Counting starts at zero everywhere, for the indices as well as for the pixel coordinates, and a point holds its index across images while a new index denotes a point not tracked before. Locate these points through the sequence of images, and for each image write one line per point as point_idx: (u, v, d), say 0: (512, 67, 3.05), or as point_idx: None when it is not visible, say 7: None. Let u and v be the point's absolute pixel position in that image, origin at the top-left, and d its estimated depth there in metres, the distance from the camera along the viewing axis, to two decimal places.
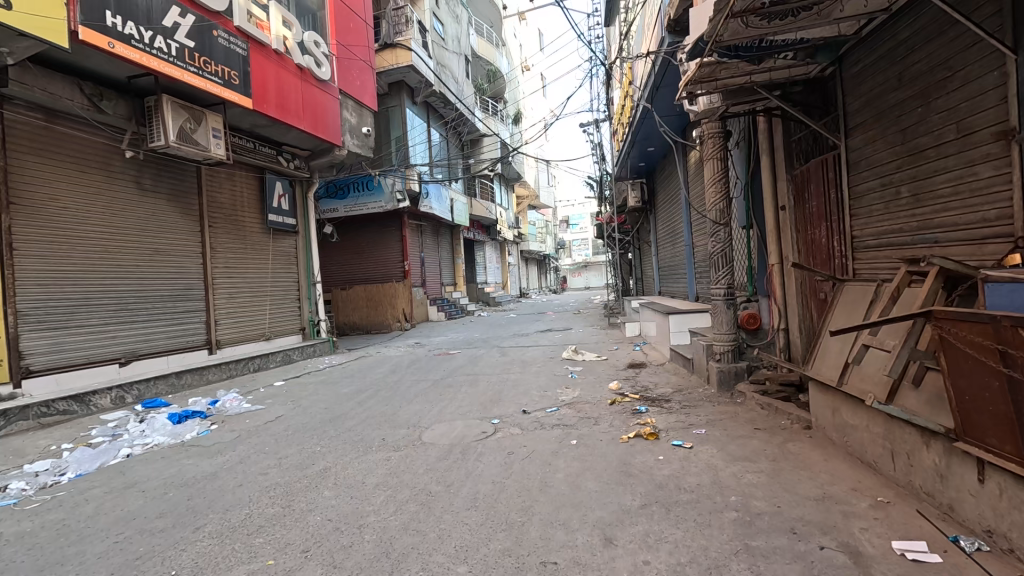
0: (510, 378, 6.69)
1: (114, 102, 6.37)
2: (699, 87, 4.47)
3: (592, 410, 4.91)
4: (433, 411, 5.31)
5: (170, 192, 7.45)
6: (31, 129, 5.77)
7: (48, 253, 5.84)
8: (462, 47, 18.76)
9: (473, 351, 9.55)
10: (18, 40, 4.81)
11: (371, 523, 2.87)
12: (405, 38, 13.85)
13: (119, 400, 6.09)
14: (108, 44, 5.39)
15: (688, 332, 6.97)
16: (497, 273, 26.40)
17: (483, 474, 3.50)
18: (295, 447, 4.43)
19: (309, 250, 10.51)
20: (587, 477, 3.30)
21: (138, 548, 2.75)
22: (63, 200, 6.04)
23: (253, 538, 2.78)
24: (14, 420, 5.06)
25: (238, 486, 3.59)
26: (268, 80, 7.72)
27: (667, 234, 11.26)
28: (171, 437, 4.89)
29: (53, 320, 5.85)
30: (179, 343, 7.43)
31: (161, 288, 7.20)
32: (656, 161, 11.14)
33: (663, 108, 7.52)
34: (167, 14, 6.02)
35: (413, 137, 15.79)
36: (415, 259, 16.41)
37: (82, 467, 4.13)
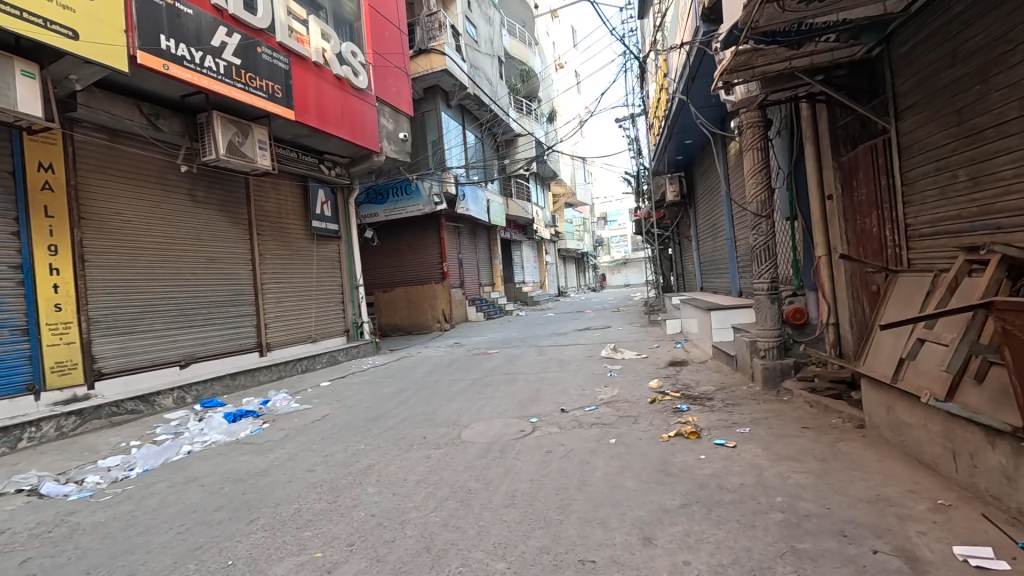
0: (548, 377, 6.70)
1: (169, 120, 6.79)
2: (736, 76, 4.36)
3: (631, 409, 4.85)
4: (472, 410, 5.38)
5: (221, 202, 7.86)
6: (97, 149, 6.21)
7: (115, 263, 6.28)
8: (495, 49, 18.89)
9: (512, 350, 9.62)
10: (84, 66, 5.21)
11: (413, 519, 2.94)
12: (439, 43, 14.09)
13: (180, 400, 6.47)
14: (163, 66, 5.74)
15: (731, 328, 6.77)
16: (535, 272, 26.42)
17: (522, 472, 3.53)
18: (340, 445, 4.59)
19: (351, 253, 10.83)
20: (626, 476, 3.27)
21: (198, 538, 2.93)
22: (127, 214, 6.47)
23: (303, 531, 2.91)
24: (88, 418, 5.48)
25: (288, 482, 3.75)
26: (309, 93, 8.02)
27: (707, 228, 10.96)
28: (227, 435, 5.17)
29: (121, 325, 6.28)
30: (233, 346, 7.83)
31: (216, 294, 7.61)
32: (695, 153, 10.87)
33: (701, 99, 7.34)
34: (215, 34, 6.36)
35: (449, 140, 16.02)
36: (453, 259, 16.62)
37: (149, 463, 4.44)
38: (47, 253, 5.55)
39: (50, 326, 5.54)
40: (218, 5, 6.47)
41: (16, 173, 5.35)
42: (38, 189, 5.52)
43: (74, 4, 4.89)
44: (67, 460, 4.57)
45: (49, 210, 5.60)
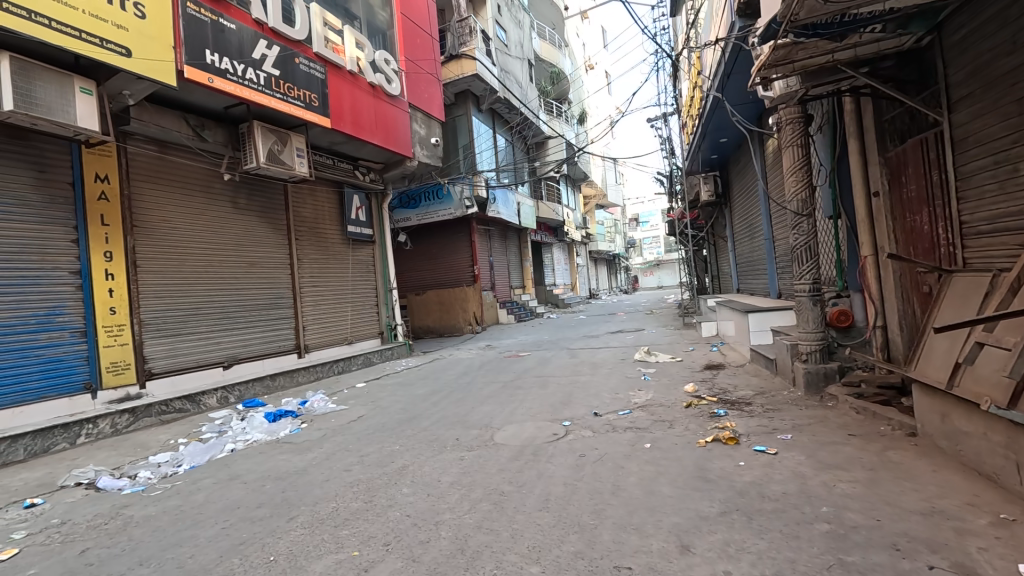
0: (580, 380, 6.65)
1: (213, 131, 7.10)
2: (774, 71, 4.23)
3: (665, 413, 4.76)
4: (504, 413, 5.39)
5: (262, 209, 8.15)
6: (149, 160, 6.54)
7: (164, 268, 6.58)
8: (525, 52, 18.94)
9: (543, 353, 9.59)
10: (137, 82, 5.50)
11: (447, 520, 2.97)
12: (469, 48, 14.22)
13: (224, 400, 6.73)
14: (208, 80, 6.00)
15: (769, 331, 6.57)
16: (566, 274, 26.27)
17: (555, 475, 3.51)
18: (375, 446, 4.67)
19: (385, 257, 11.03)
20: (662, 481, 3.20)
21: (241, 534, 3.03)
22: (175, 222, 6.79)
23: (340, 530, 2.97)
24: (140, 416, 5.76)
25: (325, 481, 3.84)
26: (344, 101, 8.22)
27: (744, 228, 10.67)
28: (268, 434, 5.34)
29: (169, 328, 6.57)
30: (273, 348, 8.08)
31: (256, 297, 7.88)
32: (730, 151, 10.58)
33: (736, 96, 7.16)
34: (256, 47, 6.61)
35: (480, 144, 16.14)
36: (484, 262, 16.73)
37: (195, 460, 4.62)
38: (103, 259, 5.86)
39: (106, 328, 5.84)
40: (259, 19, 6.72)
41: (76, 184, 5.69)
42: (95, 199, 5.85)
43: (128, 24, 5.18)
44: (121, 456, 4.82)
45: (105, 218, 5.92)
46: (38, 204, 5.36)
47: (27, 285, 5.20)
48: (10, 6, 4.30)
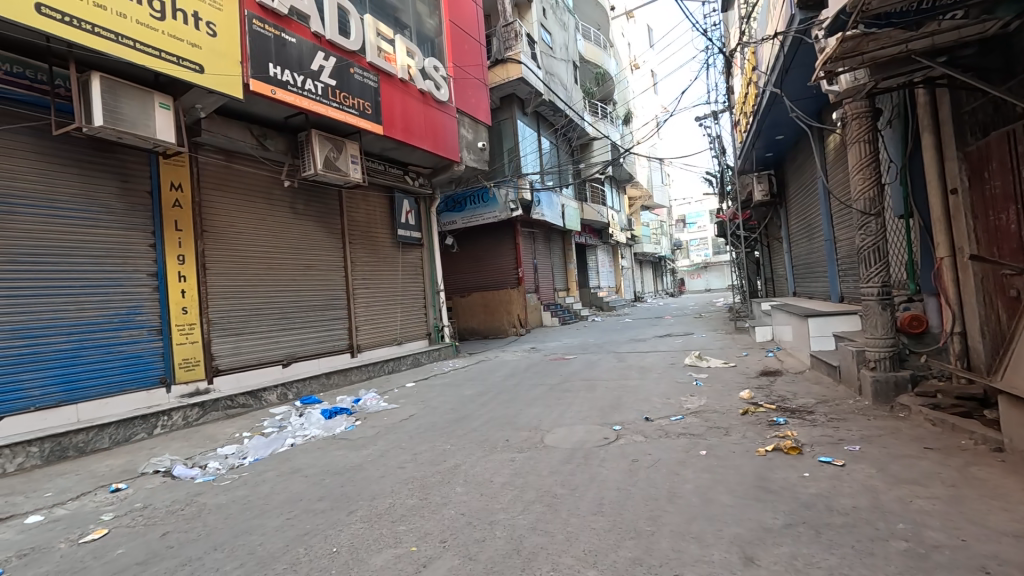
0: (630, 384, 6.55)
1: (275, 140, 7.49)
2: (840, 65, 4.05)
3: (721, 420, 4.62)
4: (553, 416, 5.38)
5: (318, 214, 8.50)
6: (217, 168, 6.95)
7: (231, 270, 6.98)
8: (570, 54, 18.85)
9: (589, 356, 9.50)
10: (208, 96, 5.87)
11: (501, 520, 3.00)
12: (515, 52, 14.30)
13: (283, 396, 7.05)
14: (271, 91, 6.30)
15: (831, 336, 6.24)
16: (610, 277, 25.93)
17: (608, 480, 3.47)
18: (427, 444, 4.77)
19: (433, 260, 11.24)
20: (720, 490, 3.11)
21: (305, 525, 3.17)
22: (240, 227, 7.18)
23: (398, 525, 3.05)
24: (209, 410, 6.12)
25: (381, 477, 3.96)
26: (396, 108, 8.45)
27: (801, 228, 10.21)
28: (324, 431, 5.54)
29: (234, 327, 6.95)
30: (327, 347, 8.40)
31: (313, 299, 8.21)
32: (786, 149, 10.16)
33: (794, 91, 6.87)
34: (314, 59, 6.90)
35: (525, 147, 16.21)
36: (528, 265, 16.77)
37: (259, 453, 4.86)
38: (177, 262, 6.28)
39: (179, 327, 6.25)
40: (318, 33, 7.03)
41: (154, 193, 6.11)
42: (170, 207, 6.27)
43: (201, 42, 5.53)
44: (193, 447, 5.13)
45: (179, 224, 6.34)
46: (121, 211, 5.79)
47: (111, 286, 5.64)
48: (101, 29, 4.69)
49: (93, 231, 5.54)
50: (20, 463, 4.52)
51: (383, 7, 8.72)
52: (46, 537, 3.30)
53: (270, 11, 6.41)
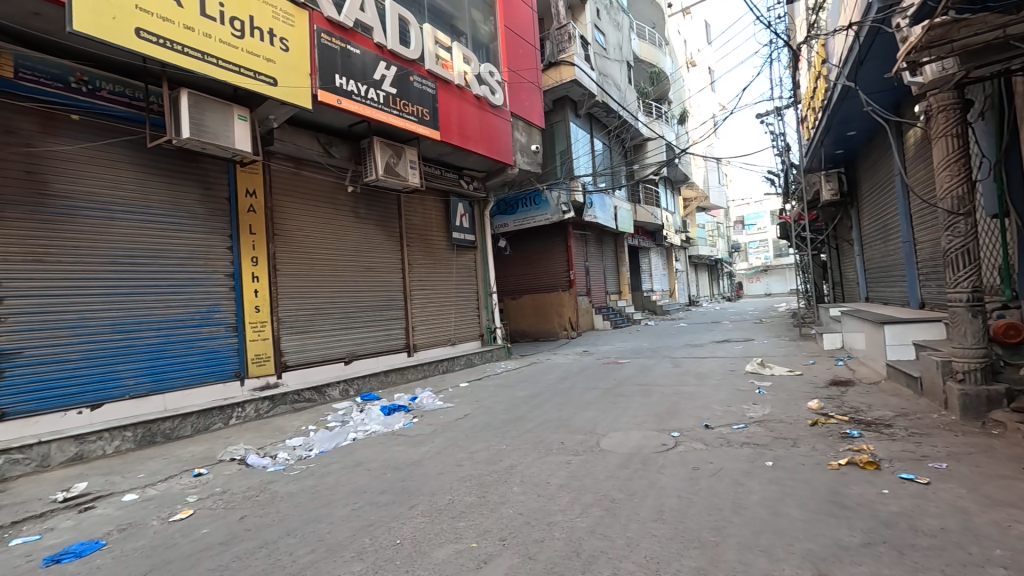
0: (687, 390, 6.38)
1: (340, 147, 7.92)
2: (926, 54, 3.80)
3: (787, 430, 4.41)
4: (608, 419, 5.32)
5: (378, 218, 8.83)
6: (288, 175, 7.37)
7: (299, 271, 7.37)
8: (624, 55, 18.58)
9: (643, 361, 9.31)
10: (280, 107, 6.24)
11: (559, 521, 3.00)
12: (568, 55, 14.27)
13: (345, 392, 7.41)
14: (337, 101, 6.61)
15: (911, 345, 5.83)
16: (664, 280, 25.32)
17: (668, 487, 3.39)
18: (483, 444, 4.84)
19: (486, 262, 11.39)
20: (789, 503, 2.97)
21: (370, 516, 3.30)
22: (308, 230, 7.58)
23: (458, 521, 3.12)
24: (278, 403, 6.50)
25: (440, 473, 4.06)
26: (452, 114, 8.65)
27: (876, 228, 9.60)
28: (384, 427, 5.74)
29: (301, 325, 7.33)
30: (386, 346, 8.69)
31: (372, 299, 8.54)
32: (859, 145, 9.58)
33: (869, 84, 6.47)
34: (376, 69, 7.19)
35: (577, 150, 16.13)
36: (580, 267, 16.68)
37: (324, 445, 5.10)
38: (251, 264, 6.70)
39: (252, 324, 6.66)
40: (380, 43, 7.32)
41: (232, 199, 6.56)
42: (246, 212, 6.70)
43: (275, 57, 5.89)
44: (264, 437, 5.46)
45: (253, 228, 6.77)
46: (203, 216, 6.25)
47: (194, 286, 6.10)
48: (189, 49, 5.09)
49: (179, 235, 6.00)
50: (118, 445, 4.99)
51: (441, 15, 8.96)
52: (141, 514, 3.62)
53: (336, 24, 6.74)
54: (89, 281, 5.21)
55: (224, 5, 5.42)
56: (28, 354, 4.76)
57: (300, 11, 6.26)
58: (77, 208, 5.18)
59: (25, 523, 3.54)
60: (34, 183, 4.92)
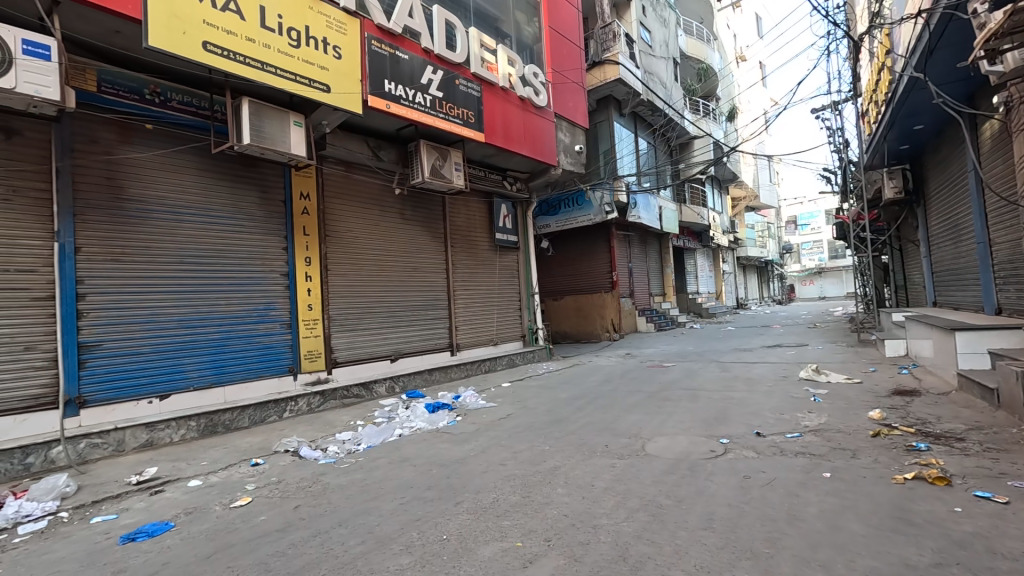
0: (737, 396, 6.17)
1: (388, 151, 8.12)
2: (1006, 40, 3.55)
3: (846, 441, 4.20)
4: (653, 424, 5.22)
5: (424, 219, 9.02)
6: (339, 179, 7.63)
7: (349, 271, 7.63)
8: (671, 51, 18.18)
9: (689, 365, 9.07)
10: (332, 113, 6.47)
11: (605, 525, 2.97)
12: (613, 53, 14.10)
13: (391, 389, 7.61)
14: (386, 106, 6.80)
15: (986, 354, 5.43)
16: (710, 282, 24.58)
17: (718, 495, 3.29)
18: (527, 444, 4.85)
19: (529, 263, 11.42)
20: (850, 517, 2.83)
21: (417, 511, 3.37)
22: (357, 232, 7.83)
23: (502, 520, 3.15)
24: (328, 398, 6.75)
25: (484, 471, 4.11)
26: (497, 116, 8.72)
27: (945, 228, 8.98)
28: (429, 424, 5.85)
29: (350, 323, 7.57)
30: (430, 344, 8.86)
31: (417, 299, 8.72)
32: (927, 140, 9.00)
33: (940, 74, 6.07)
34: (424, 73, 7.34)
35: (621, 150, 15.90)
36: (624, 269, 16.44)
37: (372, 440, 5.26)
38: (304, 264, 6.99)
39: (305, 322, 6.95)
40: (427, 48, 7.47)
41: (287, 202, 6.86)
42: (300, 214, 6.99)
43: (329, 65, 6.12)
44: (315, 431, 5.67)
45: (307, 230, 7.05)
46: (260, 218, 6.57)
47: (253, 285, 6.42)
48: (251, 59, 5.37)
49: (239, 237, 6.33)
50: (183, 434, 5.31)
51: (486, 18, 9.06)
52: (205, 499, 3.84)
53: (386, 31, 6.93)
54: (160, 280, 5.58)
55: (282, 17, 5.68)
56: (106, 346, 5.14)
57: (352, 20, 6.48)
58: (149, 211, 5.56)
59: (104, 503, 3.83)
60: (112, 189, 5.32)
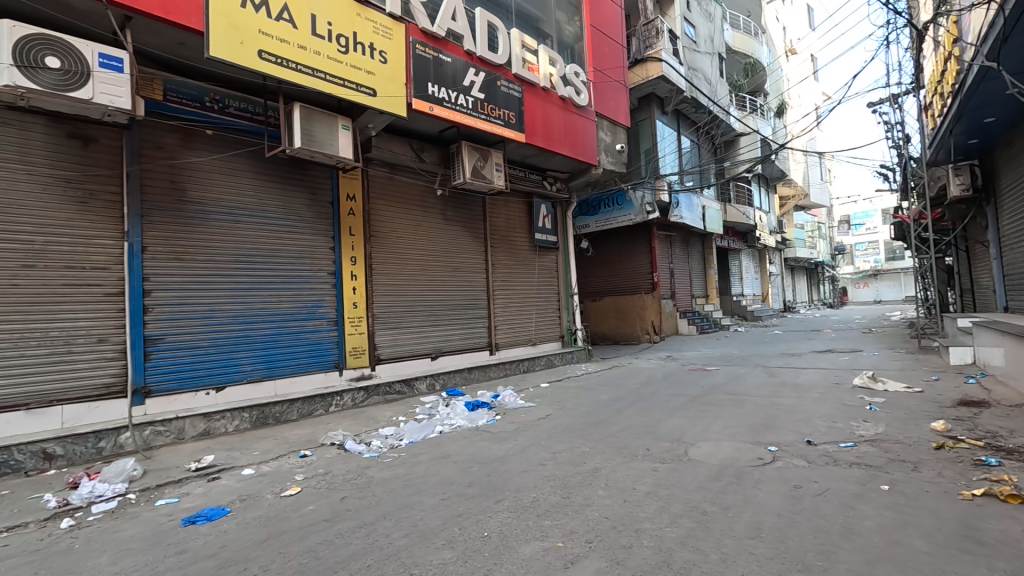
0: (785, 402, 5.94)
1: (430, 153, 8.25)
2: None
3: (907, 453, 3.97)
4: (696, 428, 5.10)
5: (464, 220, 9.12)
6: (383, 180, 7.82)
7: (392, 270, 7.80)
8: (716, 47, 17.69)
9: (733, 369, 8.80)
10: (377, 116, 6.64)
11: (647, 529, 2.93)
12: (656, 51, 13.84)
13: (431, 386, 7.75)
14: (430, 108, 6.92)
15: None
16: (756, 284, 23.75)
17: (766, 504, 3.18)
18: (566, 445, 4.83)
19: (568, 263, 11.38)
20: (911, 533, 2.68)
21: (458, 508, 3.42)
22: (400, 232, 8.00)
23: (543, 520, 3.15)
24: (371, 393, 6.93)
25: (524, 471, 4.12)
26: (537, 116, 8.72)
27: (1018, 228, 8.36)
28: (468, 422, 5.92)
29: (393, 321, 7.74)
30: (470, 343, 8.96)
31: (457, 298, 8.84)
32: (999, 133, 8.39)
33: (1015, 62, 5.66)
34: (466, 75, 7.43)
35: (663, 149, 15.60)
36: (665, 270, 16.11)
37: (413, 436, 5.36)
38: (350, 263, 7.20)
39: (350, 319, 7.16)
40: (469, 51, 7.56)
41: (334, 203, 7.09)
42: (346, 215, 7.22)
43: (375, 69, 6.28)
44: (360, 425, 5.84)
45: (352, 230, 7.27)
46: (310, 219, 6.81)
47: (302, 283, 6.67)
48: (302, 66, 5.58)
49: (289, 236, 6.59)
50: (237, 424, 5.57)
51: (527, 19, 9.07)
52: (257, 488, 4.02)
53: (430, 35, 7.06)
54: (217, 278, 5.88)
55: (331, 24, 5.88)
56: (169, 340, 5.47)
57: (397, 25, 6.63)
58: (208, 212, 5.86)
59: (167, 487, 4.07)
60: (175, 192, 5.64)
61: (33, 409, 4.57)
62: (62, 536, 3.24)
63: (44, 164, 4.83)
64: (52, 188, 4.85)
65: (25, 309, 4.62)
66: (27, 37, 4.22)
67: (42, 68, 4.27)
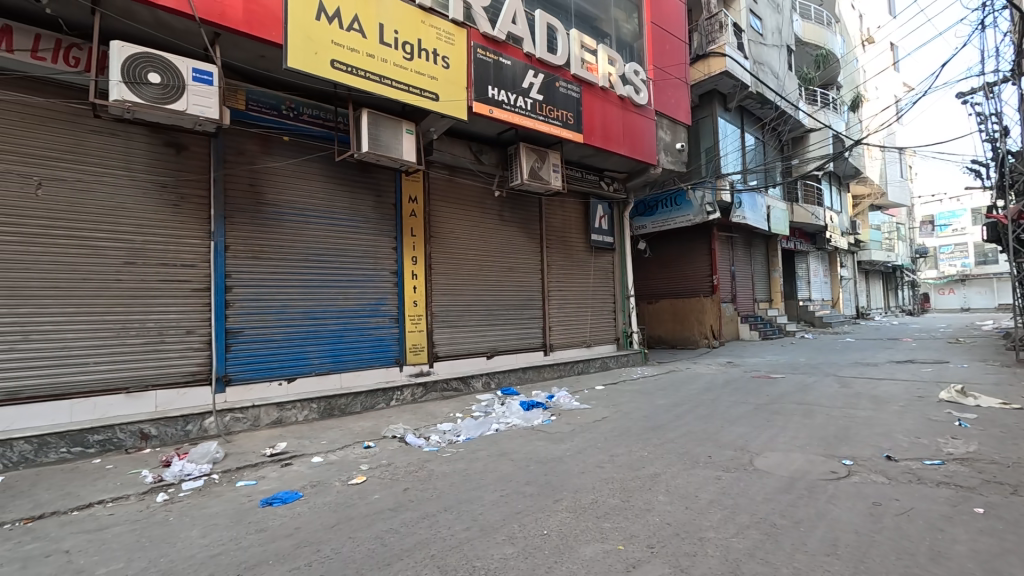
0: (860, 414, 5.58)
1: (488, 154, 8.39)
2: None
3: (1006, 474, 3.63)
4: (762, 437, 4.90)
5: (521, 221, 9.19)
6: (443, 182, 8.02)
7: (451, 270, 7.98)
8: (785, 39, 16.87)
9: (800, 377, 8.36)
10: (438, 119, 6.81)
11: (712, 538, 2.85)
12: (719, 45, 13.39)
13: (487, 384, 7.84)
14: (489, 111, 7.04)
15: None
16: (825, 289, 22.39)
17: (842, 521, 3.01)
18: (624, 448, 4.77)
19: (625, 264, 11.19)
20: (1013, 562, 2.45)
21: (517, 504, 3.46)
22: (459, 233, 8.17)
23: (603, 522, 3.13)
24: (429, 390, 7.11)
25: (582, 472, 4.11)
26: (596, 116, 8.66)
27: None
28: (525, 421, 5.96)
29: (451, 320, 7.92)
30: (524, 343, 9.01)
31: (513, 298, 8.92)
32: None
33: None
34: (525, 78, 7.49)
35: (725, 147, 15.05)
36: (725, 272, 15.53)
37: (470, 433, 5.47)
38: (411, 262, 7.43)
39: (410, 317, 7.39)
40: (529, 53, 7.62)
41: (397, 205, 7.35)
42: (408, 216, 7.46)
43: (438, 74, 6.45)
44: (419, 420, 6.01)
45: (414, 231, 7.50)
46: (374, 220, 7.10)
47: (366, 281, 6.95)
48: (369, 73, 5.82)
49: (355, 236, 6.89)
50: (306, 415, 5.88)
51: (586, 19, 9.04)
52: (326, 475, 4.24)
53: (491, 39, 7.18)
54: (289, 276, 6.25)
55: (398, 32, 6.10)
56: (247, 333, 5.87)
57: (460, 30, 6.79)
58: (283, 214, 6.24)
59: (245, 470, 4.37)
60: (254, 195, 6.04)
61: (132, 393, 5.04)
62: (159, 509, 3.56)
63: (144, 170, 5.31)
64: (150, 192, 5.32)
65: (127, 302, 5.11)
66: (133, 55, 4.66)
67: (145, 83, 4.70)
